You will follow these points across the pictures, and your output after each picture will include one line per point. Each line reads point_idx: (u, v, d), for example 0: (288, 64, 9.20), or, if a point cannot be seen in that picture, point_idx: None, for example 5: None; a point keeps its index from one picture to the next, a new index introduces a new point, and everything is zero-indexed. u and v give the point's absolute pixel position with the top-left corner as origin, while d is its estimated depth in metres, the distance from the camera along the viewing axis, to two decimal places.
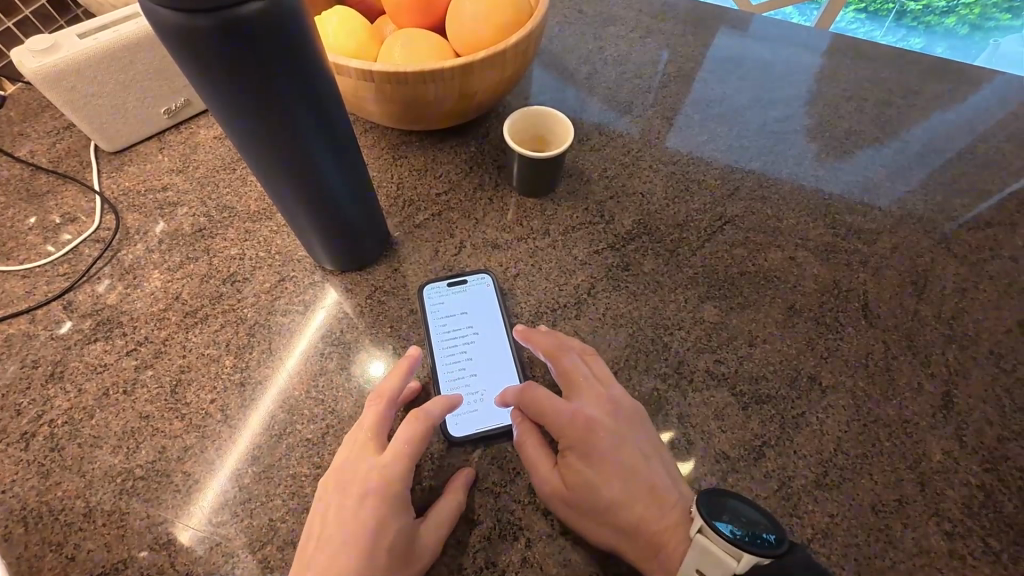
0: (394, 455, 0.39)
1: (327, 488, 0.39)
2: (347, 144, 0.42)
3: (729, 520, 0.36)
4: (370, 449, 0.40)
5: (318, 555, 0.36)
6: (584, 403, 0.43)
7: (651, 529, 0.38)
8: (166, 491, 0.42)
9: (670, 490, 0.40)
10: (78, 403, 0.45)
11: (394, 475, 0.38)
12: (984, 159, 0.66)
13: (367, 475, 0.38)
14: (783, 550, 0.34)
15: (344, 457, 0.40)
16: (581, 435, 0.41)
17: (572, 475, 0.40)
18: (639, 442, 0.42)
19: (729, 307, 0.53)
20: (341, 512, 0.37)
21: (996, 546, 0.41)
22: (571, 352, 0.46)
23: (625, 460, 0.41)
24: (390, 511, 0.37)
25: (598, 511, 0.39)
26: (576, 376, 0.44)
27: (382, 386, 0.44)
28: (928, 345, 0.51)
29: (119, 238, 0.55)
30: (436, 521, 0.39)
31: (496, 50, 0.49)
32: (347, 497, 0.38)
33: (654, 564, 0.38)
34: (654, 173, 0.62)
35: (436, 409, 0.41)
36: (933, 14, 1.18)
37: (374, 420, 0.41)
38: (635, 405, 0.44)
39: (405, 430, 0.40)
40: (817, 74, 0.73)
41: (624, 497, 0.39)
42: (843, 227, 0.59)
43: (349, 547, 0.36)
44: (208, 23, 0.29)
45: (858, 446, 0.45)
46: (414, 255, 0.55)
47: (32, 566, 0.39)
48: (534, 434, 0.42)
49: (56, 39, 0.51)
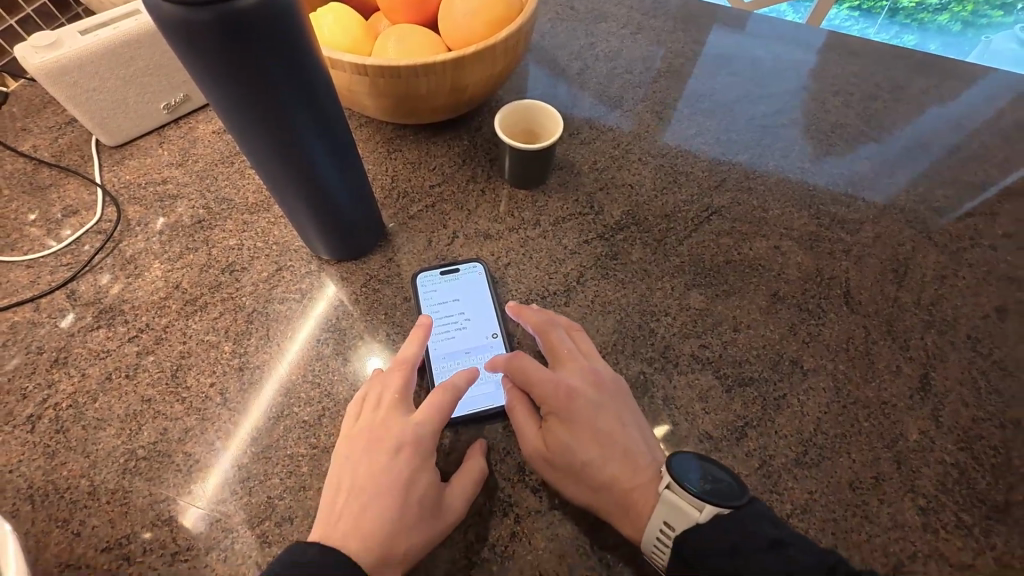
0: (425, 418, 0.41)
1: (355, 445, 0.41)
2: (342, 136, 0.44)
3: (695, 477, 0.38)
4: (398, 411, 0.42)
5: (349, 507, 0.38)
6: (567, 373, 0.45)
7: (623, 488, 0.40)
8: (168, 471, 0.43)
9: (645, 454, 0.42)
10: (82, 387, 0.47)
11: (425, 436, 0.40)
12: (966, 152, 0.67)
13: (397, 434, 0.40)
14: (743, 502, 0.36)
15: (370, 417, 0.42)
16: (563, 402, 0.43)
17: (552, 437, 0.42)
18: (617, 410, 0.44)
19: (715, 294, 0.54)
20: (372, 467, 0.39)
21: (969, 521, 0.43)
22: (557, 328, 0.48)
23: (603, 426, 0.43)
24: (420, 468, 0.39)
25: (575, 471, 0.41)
26: (561, 349, 0.47)
27: (403, 353, 0.45)
28: (907, 330, 0.53)
29: (121, 230, 0.57)
30: (460, 484, 0.41)
31: (486, 45, 0.50)
32: (376, 454, 0.40)
33: (624, 519, 0.40)
34: (642, 166, 0.64)
35: (461, 380, 0.43)
36: (926, 11, 1.20)
37: (401, 383, 0.43)
38: (617, 378, 0.46)
39: (434, 395, 0.42)
40: (804, 69, 0.75)
41: (599, 459, 0.41)
42: (827, 217, 0.61)
43: (380, 500, 0.38)
44: (206, 17, 0.30)
45: (837, 426, 0.47)
46: (408, 245, 0.56)
47: (40, 540, 0.40)
48: (520, 400, 0.45)
49: (59, 36, 0.53)
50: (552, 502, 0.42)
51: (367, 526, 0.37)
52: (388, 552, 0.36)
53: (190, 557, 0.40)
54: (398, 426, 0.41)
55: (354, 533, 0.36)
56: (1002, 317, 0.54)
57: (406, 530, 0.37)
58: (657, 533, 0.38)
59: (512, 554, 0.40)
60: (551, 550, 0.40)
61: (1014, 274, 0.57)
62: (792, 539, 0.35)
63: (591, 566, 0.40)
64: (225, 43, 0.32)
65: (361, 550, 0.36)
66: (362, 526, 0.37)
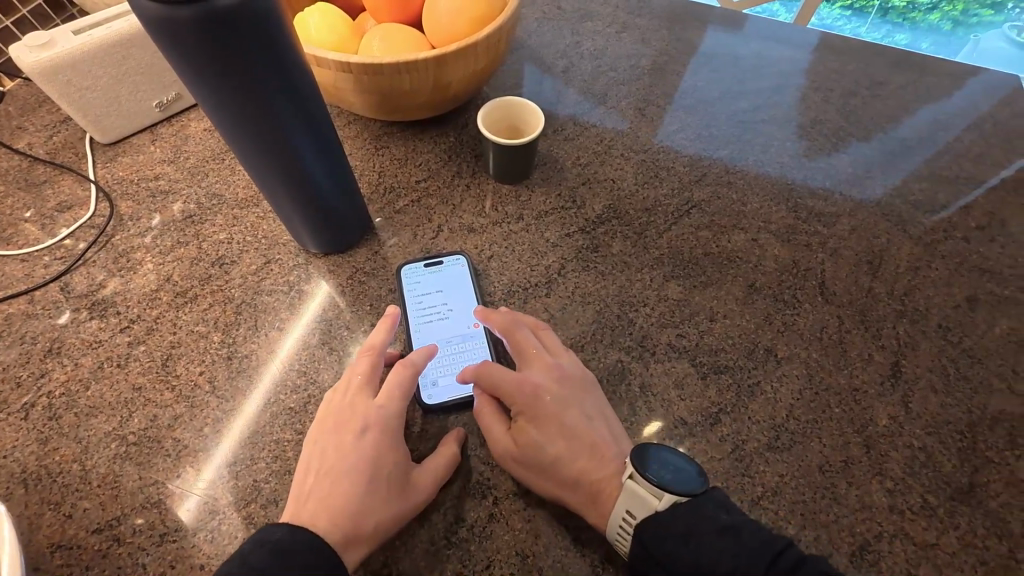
0: (389, 399, 0.43)
1: (323, 429, 0.42)
2: (326, 132, 0.45)
3: (656, 466, 0.40)
4: (365, 394, 0.44)
5: (317, 487, 0.39)
6: (534, 372, 0.46)
7: (591, 480, 0.42)
8: (157, 456, 0.44)
9: (611, 445, 0.43)
10: (75, 375, 0.48)
11: (390, 417, 0.42)
12: (943, 146, 0.68)
13: (363, 416, 0.42)
14: (703, 489, 0.39)
15: (338, 402, 0.43)
16: (531, 402, 0.44)
17: (522, 436, 0.43)
18: (583, 404, 0.45)
19: (692, 285, 0.55)
20: (341, 447, 0.41)
21: (934, 503, 0.44)
22: (523, 328, 0.49)
23: (570, 421, 0.44)
24: (387, 448, 0.41)
25: (545, 468, 0.42)
26: (527, 349, 0.48)
27: (371, 339, 0.47)
28: (880, 320, 0.54)
29: (113, 225, 0.58)
30: (429, 465, 0.42)
31: (467, 43, 0.51)
32: (344, 435, 0.41)
33: (591, 509, 0.41)
34: (625, 162, 0.65)
35: (421, 357, 0.45)
36: (917, 11, 1.17)
37: (367, 368, 0.45)
38: (583, 372, 0.48)
39: (396, 376, 0.44)
40: (785, 66, 0.76)
41: (568, 453, 0.43)
42: (804, 210, 0.62)
43: (347, 479, 0.39)
44: (188, 16, 0.31)
45: (809, 412, 0.48)
46: (393, 238, 0.57)
47: (32, 522, 0.41)
48: (489, 403, 0.45)
49: (53, 36, 0.54)
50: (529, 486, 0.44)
51: (335, 505, 0.38)
52: (355, 530, 0.38)
53: (178, 537, 0.41)
54: (364, 408, 0.43)
55: (322, 512, 0.38)
56: (973, 307, 0.55)
57: (374, 508, 0.39)
58: (620, 520, 0.39)
59: (489, 534, 0.41)
60: (527, 531, 0.42)
61: (985, 265, 0.58)
62: (745, 524, 0.37)
63: (565, 546, 0.41)
64: (208, 39, 0.33)
65: (329, 527, 0.37)
66: (331, 502, 0.38)
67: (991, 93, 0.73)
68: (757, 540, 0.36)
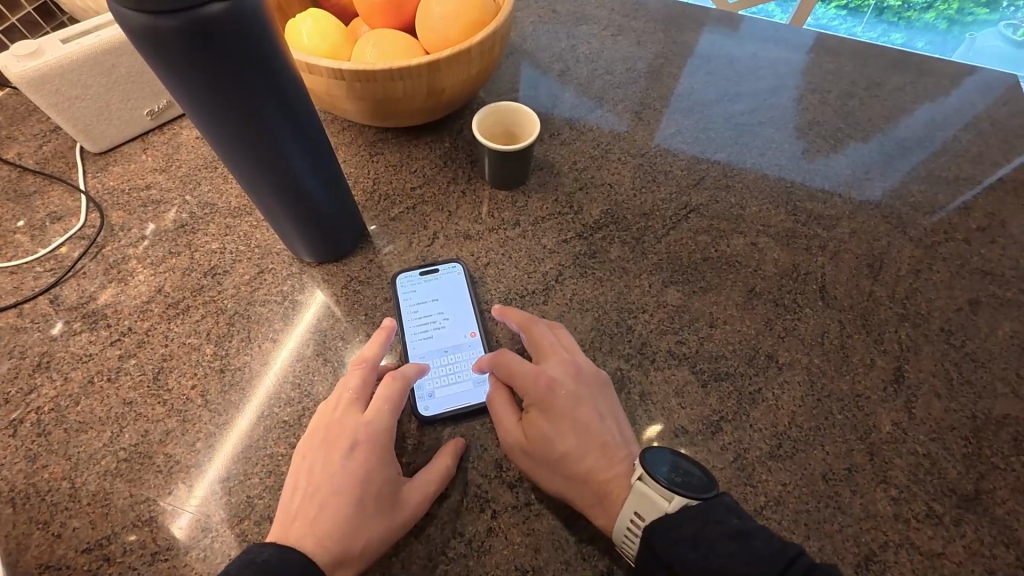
0: (379, 415, 0.42)
1: (311, 445, 0.42)
2: (316, 137, 0.44)
3: (666, 469, 0.39)
4: (354, 409, 0.43)
5: (306, 507, 0.39)
6: (549, 365, 0.46)
7: (597, 479, 0.41)
8: (148, 472, 0.44)
9: (620, 447, 0.43)
10: (65, 391, 0.47)
11: (379, 432, 0.42)
12: (942, 147, 0.68)
13: (352, 433, 0.41)
14: (714, 493, 0.38)
15: (329, 416, 0.43)
16: (543, 394, 0.44)
17: (533, 429, 0.43)
18: (596, 401, 0.45)
19: (692, 291, 0.55)
20: (330, 465, 0.40)
21: (940, 510, 0.43)
22: (540, 323, 0.49)
23: (582, 416, 0.44)
24: (377, 466, 0.40)
25: (552, 462, 0.42)
26: (543, 342, 0.48)
27: (365, 351, 0.46)
28: (881, 324, 0.53)
29: (104, 235, 0.57)
30: (421, 480, 0.41)
31: (462, 48, 0.51)
32: (334, 453, 0.41)
33: (598, 511, 0.41)
34: (622, 166, 0.65)
35: (412, 371, 0.45)
36: (913, 10, 1.15)
37: (359, 381, 0.44)
38: (598, 370, 0.47)
39: (387, 390, 0.43)
40: (782, 68, 0.75)
41: (576, 450, 0.42)
42: (804, 213, 0.61)
43: (337, 499, 0.39)
44: (170, 24, 0.31)
45: (811, 419, 0.48)
46: (389, 246, 0.57)
47: (21, 543, 0.41)
48: (501, 394, 0.46)
49: (40, 45, 0.53)
50: (529, 497, 0.43)
51: (324, 525, 0.38)
52: (345, 551, 0.37)
53: (170, 556, 0.40)
54: (353, 424, 0.42)
55: (311, 533, 0.37)
56: (975, 309, 0.55)
57: (363, 527, 0.38)
58: (628, 523, 0.39)
59: (488, 549, 0.41)
60: (528, 545, 0.41)
61: (987, 267, 0.58)
62: (756, 531, 0.36)
63: (566, 561, 0.40)
64: (195, 49, 0.32)
65: (317, 548, 0.37)
66: (320, 523, 0.38)
67: (989, 93, 0.73)
68: (768, 548, 0.35)
